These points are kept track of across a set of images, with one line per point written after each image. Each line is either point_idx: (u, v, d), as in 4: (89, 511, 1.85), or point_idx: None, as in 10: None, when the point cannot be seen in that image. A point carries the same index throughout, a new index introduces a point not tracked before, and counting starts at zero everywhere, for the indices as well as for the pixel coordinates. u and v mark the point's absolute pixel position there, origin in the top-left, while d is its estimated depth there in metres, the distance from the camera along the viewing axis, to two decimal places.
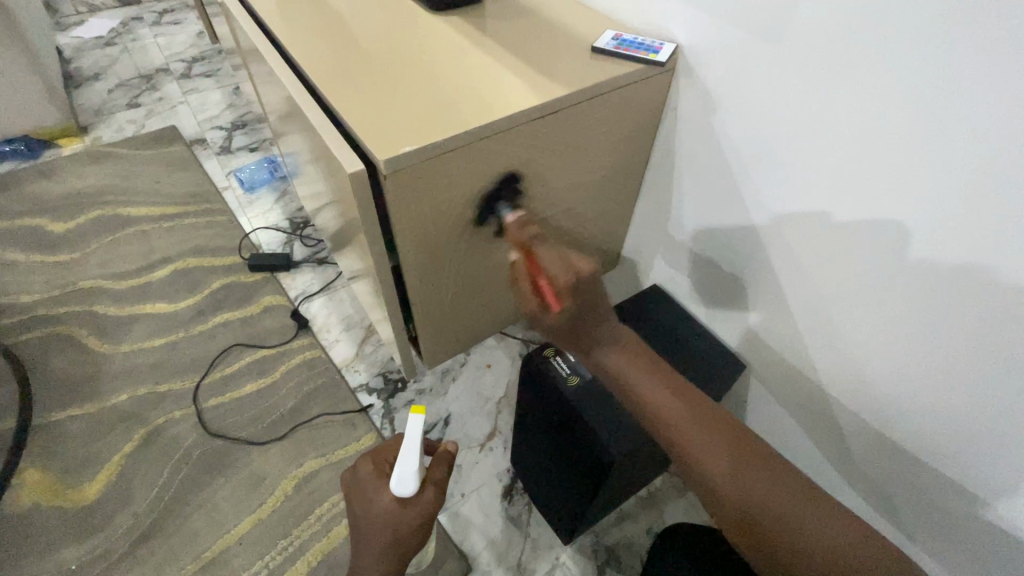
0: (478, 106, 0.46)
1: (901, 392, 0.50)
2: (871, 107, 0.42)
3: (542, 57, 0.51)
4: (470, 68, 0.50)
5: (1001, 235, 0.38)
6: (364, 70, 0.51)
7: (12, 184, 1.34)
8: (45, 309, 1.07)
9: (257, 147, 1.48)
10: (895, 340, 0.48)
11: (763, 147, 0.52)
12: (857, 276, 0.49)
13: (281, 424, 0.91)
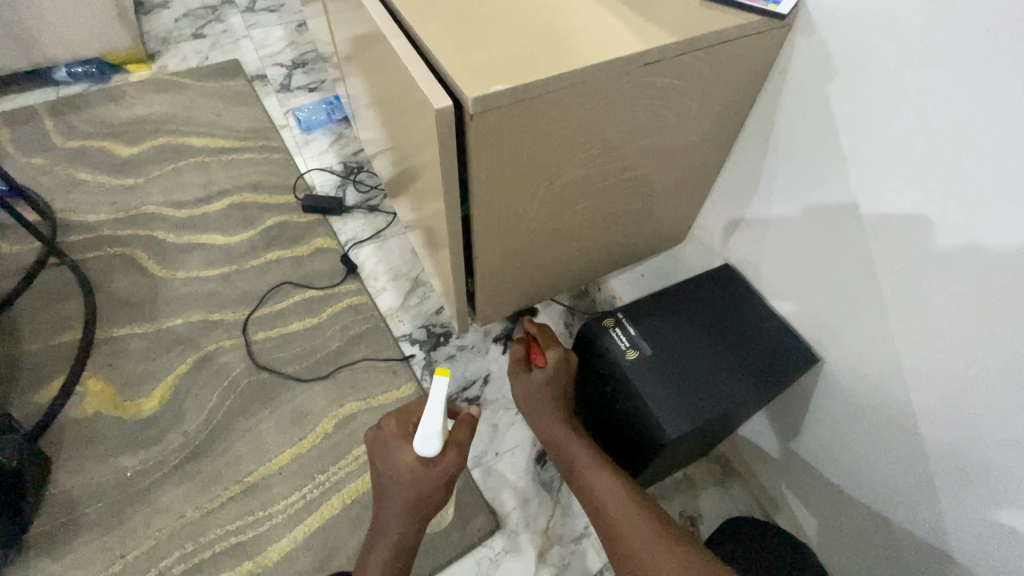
0: (575, 48, 0.42)
1: (962, 409, 0.47)
2: (1001, 104, 0.37)
3: (648, 2, 0.46)
4: (566, 6, 0.46)
5: None
6: (454, 1, 0.47)
7: (84, 106, 1.38)
8: (109, 229, 1.11)
9: (317, 87, 1.48)
10: (963, 355, 0.46)
11: (867, 127, 0.48)
12: (932, 282, 0.47)
13: (325, 363, 0.93)
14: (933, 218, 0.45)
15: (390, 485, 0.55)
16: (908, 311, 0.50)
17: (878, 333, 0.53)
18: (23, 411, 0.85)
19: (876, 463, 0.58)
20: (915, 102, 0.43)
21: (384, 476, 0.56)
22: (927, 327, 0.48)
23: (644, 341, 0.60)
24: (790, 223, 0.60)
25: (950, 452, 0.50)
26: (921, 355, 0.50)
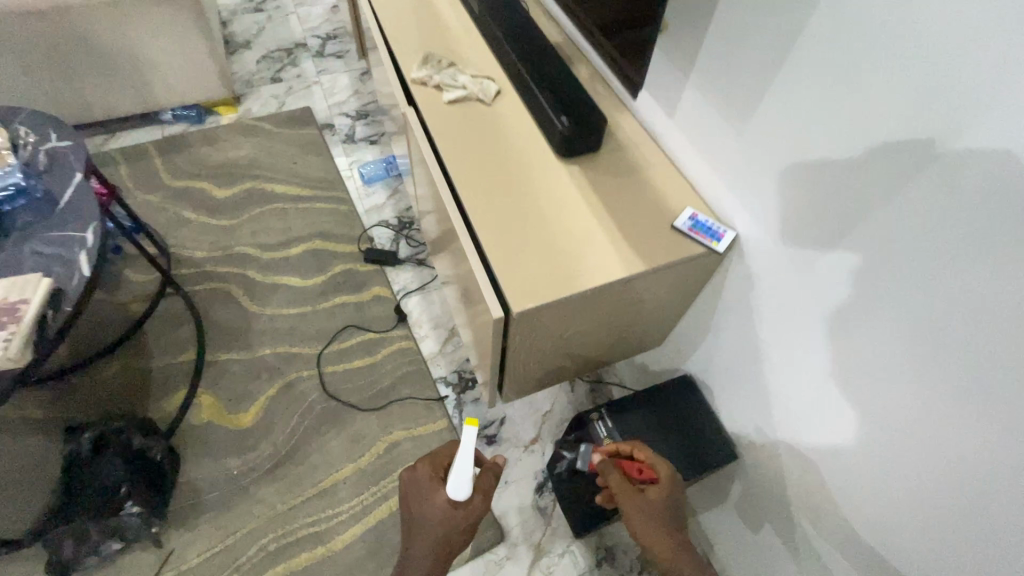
0: (582, 274, 0.67)
1: (843, 526, 0.67)
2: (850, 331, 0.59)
3: (634, 229, 0.70)
4: (581, 232, 0.70)
5: (916, 447, 0.54)
6: (507, 217, 0.72)
7: (184, 147, 1.65)
8: (211, 265, 1.39)
9: (377, 141, 1.72)
10: (840, 488, 0.66)
11: (780, 324, 0.70)
12: (825, 435, 0.67)
13: (379, 396, 1.20)
14: (827, 390, 0.65)
15: (422, 521, 0.80)
16: (811, 447, 0.70)
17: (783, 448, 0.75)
18: (156, 416, 1.14)
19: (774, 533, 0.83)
20: (809, 311, 0.65)
21: (419, 516, 0.80)
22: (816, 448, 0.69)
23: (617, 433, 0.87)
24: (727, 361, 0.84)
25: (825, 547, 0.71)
26: (816, 475, 0.70)
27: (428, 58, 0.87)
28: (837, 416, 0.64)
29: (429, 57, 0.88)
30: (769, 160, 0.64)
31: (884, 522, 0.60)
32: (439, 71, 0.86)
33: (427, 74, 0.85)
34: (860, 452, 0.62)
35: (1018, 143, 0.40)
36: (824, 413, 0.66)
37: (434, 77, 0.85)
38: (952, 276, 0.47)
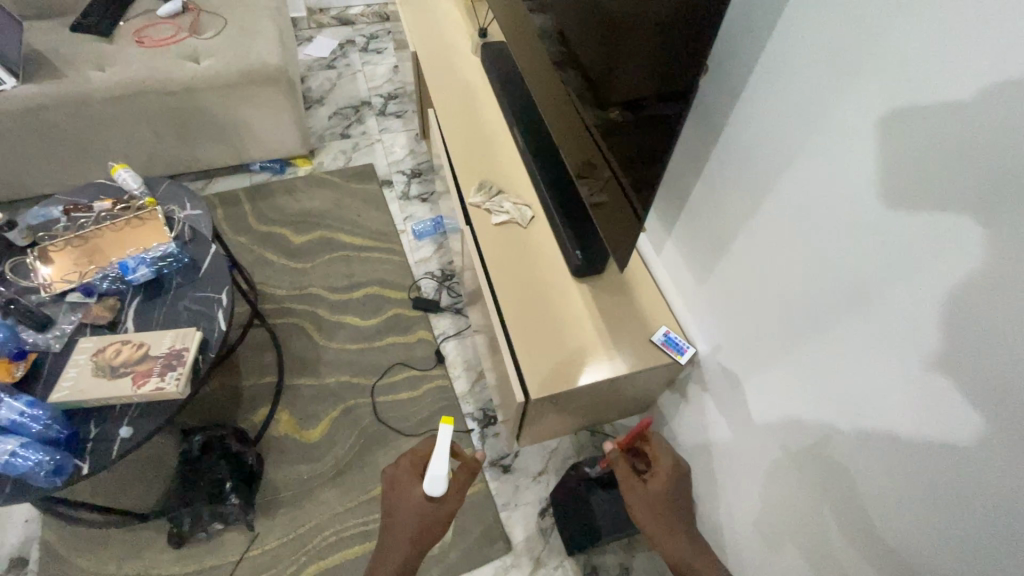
0: (581, 374, 0.96)
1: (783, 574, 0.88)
2: (793, 427, 0.82)
3: (623, 340, 0.99)
4: (584, 340, 0.99)
5: (833, 518, 0.76)
6: (532, 324, 1.01)
7: (268, 195, 1.98)
8: (289, 302, 1.71)
9: (427, 199, 2.03)
10: (783, 543, 0.87)
11: (749, 415, 0.93)
12: (775, 503, 0.89)
13: (419, 425, 1.50)
14: (776, 469, 0.88)
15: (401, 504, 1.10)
16: (766, 511, 0.92)
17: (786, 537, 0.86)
18: (246, 427, 1.45)
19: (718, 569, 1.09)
20: (768, 408, 0.88)
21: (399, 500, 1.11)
22: (814, 531, 0.80)
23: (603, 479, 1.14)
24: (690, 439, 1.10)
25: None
26: (768, 533, 0.91)
27: (483, 186, 1.17)
28: (784, 490, 0.86)
29: (483, 185, 1.17)
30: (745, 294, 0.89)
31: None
32: (490, 198, 1.15)
33: (481, 200, 1.15)
34: (859, 531, 0.72)
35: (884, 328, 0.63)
36: (776, 485, 0.88)
37: (486, 202, 1.15)
38: (853, 376, 0.69)
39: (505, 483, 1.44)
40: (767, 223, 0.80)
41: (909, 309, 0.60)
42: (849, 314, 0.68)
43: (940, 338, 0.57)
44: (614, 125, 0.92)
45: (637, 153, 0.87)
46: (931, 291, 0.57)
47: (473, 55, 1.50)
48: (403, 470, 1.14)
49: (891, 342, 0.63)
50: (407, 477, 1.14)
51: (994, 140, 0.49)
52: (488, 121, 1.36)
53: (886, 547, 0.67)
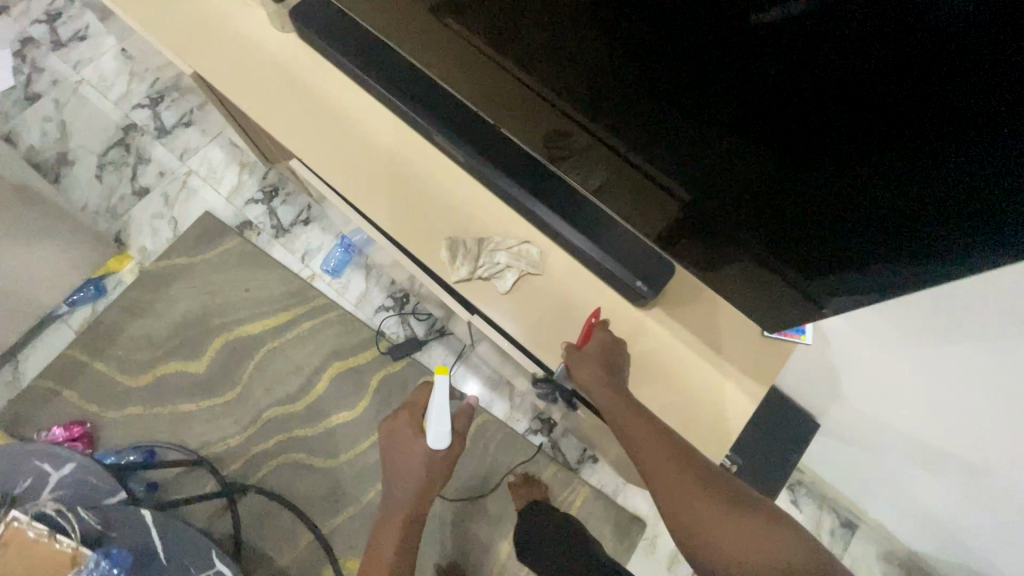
0: (722, 420, 0.78)
1: (876, 472, 1.12)
2: (952, 446, 0.90)
3: (735, 350, 0.80)
4: (698, 376, 0.80)
5: (949, 487, 0.99)
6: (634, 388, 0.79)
7: (113, 333, 1.40)
8: (255, 445, 1.33)
9: (310, 217, 1.53)
10: (883, 466, 1.08)
11: (875, 400, 0.94)
12: (892, 455, 1.03)
13: (492, 475, 1.34)
14: (914, 448, 0.97)
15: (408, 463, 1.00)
16: (875, 448, 1.05)
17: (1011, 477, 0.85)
18: None
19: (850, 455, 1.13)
20: (913, 415, 0.91)
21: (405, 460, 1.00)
22: (931, 480, 1.01)
23: (736, 456, 1.03)
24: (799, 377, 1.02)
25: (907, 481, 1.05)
26: (868, 456, 1.09)
27: (456, 250, 0.81)
28: (915, 458, 0.99)
29: (456, 248, 0.81)
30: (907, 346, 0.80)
31: (910, 487, 1.08)
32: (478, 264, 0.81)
33: (470, 273, 0.80)
34: (977, 505, 0.97)
35: None
36: (900, 451, 1.00)
37: (475, 274, 0.81)
38: None
39: (603, 472, 1.37)
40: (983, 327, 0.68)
41: None
42: None
43: None
44: (604, 75, 0.58)
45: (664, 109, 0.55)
46: None
47: (282, 31, 0.95)
48: (400, 426, 1.03)
49: None
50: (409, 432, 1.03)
51: None
52: (378, 131, 0.92)
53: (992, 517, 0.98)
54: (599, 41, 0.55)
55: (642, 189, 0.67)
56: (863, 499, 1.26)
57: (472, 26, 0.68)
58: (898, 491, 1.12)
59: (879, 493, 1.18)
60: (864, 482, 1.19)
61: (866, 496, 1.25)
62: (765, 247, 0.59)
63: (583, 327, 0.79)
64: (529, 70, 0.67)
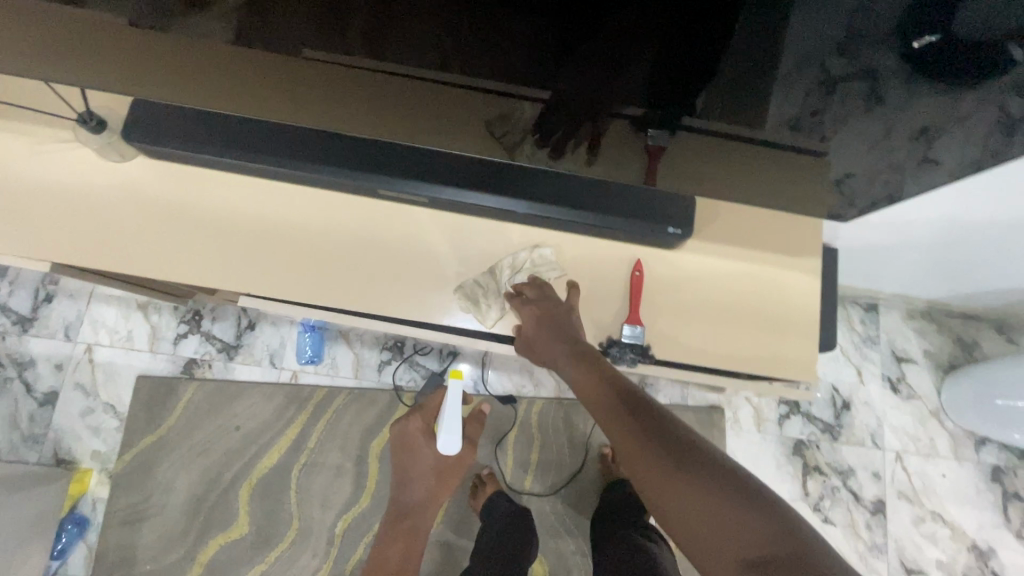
0: (801, 309, 0.77)
1: (879, 269, 1.24)
2: (947, 242, 1.03)
3: (776, 239, 0.78)
4: (759, 281, 0.77)
5: (937, 263, 1.16)
6: (711, 321, 0.76)
7: (128, 551, 1.23)
8: (347, 562, 1.24)
9: (252, 320, 1.35)
10: (886, 265, 1.21)
11: (882, 227, 1.02)
12: (892, 257, 1.16)
13: (576, 450, 1.33)
14: (913, 249, 1.10)
15: (416, 454, 0.98)
16: (879, 255, 1.16)
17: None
18: None
19: (862, 260, 1.20)
20: (917, 231, 1.01)
21: (416, 462, 0.98)
22: (927, 260, 1.15)
23: None
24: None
25: (908, 266, 1.19)
26: (872, 262, 1.20)
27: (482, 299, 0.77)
28: (913, 253, 1.12)
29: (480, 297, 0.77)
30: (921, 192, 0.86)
31: (906, 270, 1.22)
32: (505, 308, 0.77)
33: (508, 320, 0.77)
34: (962, 267, 1.15)
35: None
36: (899, 252, 1.13)
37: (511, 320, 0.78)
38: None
39: (666, 388, 1.38)
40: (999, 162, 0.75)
41: None
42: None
43: None
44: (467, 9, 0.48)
45: (544, 16, 0.47)
46: None
47: (124, 159, 0.76)
48: (412, 428, 0.96)
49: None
50: (418, 434, 0.97)
51: None
52: (308, 215, 0.78)
53: (970, 271, 1.17)
54: None
55: (551, 118, 0.60)
56: (867, 291, 1.41)
57: (301, 42, 0.54)
58: (894, 276, 1.27)
59: (892, 278, 1.29)
60: (868, 279, 1.31)
61: (881, 284, 1.35)
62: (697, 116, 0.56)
63: (630, 285, 0.76)
64: (391, 57, 0.55)
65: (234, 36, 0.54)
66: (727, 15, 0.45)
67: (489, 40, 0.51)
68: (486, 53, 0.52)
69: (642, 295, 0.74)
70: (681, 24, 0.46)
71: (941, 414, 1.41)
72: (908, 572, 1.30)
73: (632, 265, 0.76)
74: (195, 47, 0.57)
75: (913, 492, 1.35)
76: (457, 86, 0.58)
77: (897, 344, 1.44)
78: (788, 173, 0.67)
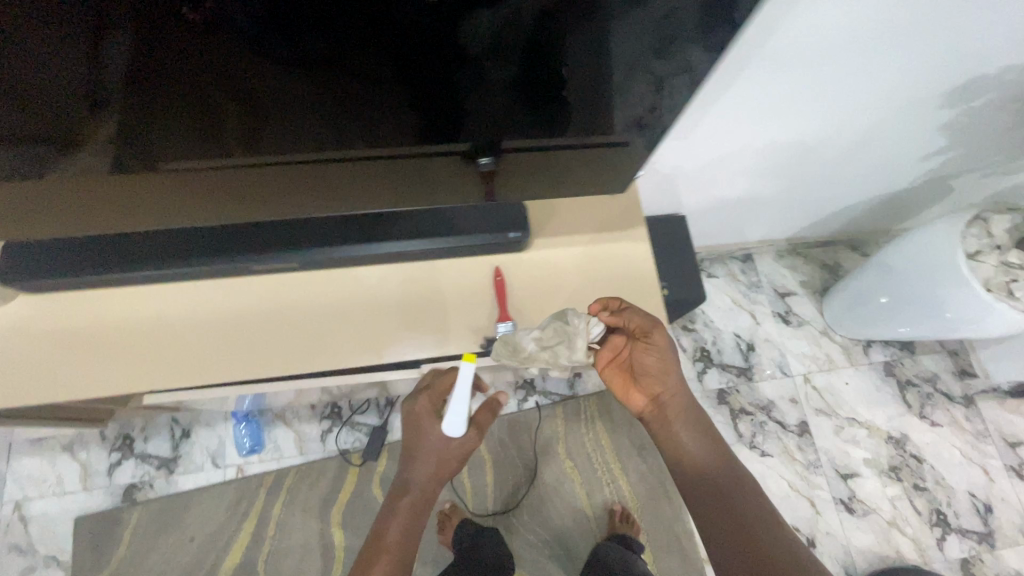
0: (641, 271, 0.91)
1: (729, 224, 1.42)
2: (763, 190, 1.22)
3: (606, 220, 0.92)
4: (601, 258, 0.91)
5: (768, 208, 1.35)
6: (571, 300, 0.89)
7: None
8: None
9: (185, 427, 1.36)
10: (732, 220, 1.39)
11: (706, 194, 1.20)
12: (732, 211, 1.34)
13: (526, 458, 1.40)
14: (742, 201, 1.28)
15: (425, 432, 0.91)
16: (722, 212, 1.34)
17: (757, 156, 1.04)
18: None
19: (710, 220, 1.38)
20: (734, 187, 1.19)
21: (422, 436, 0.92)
22: (759, 206, 1.34)
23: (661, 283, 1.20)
24: (651, 196, 1.18)
25: (748, 216, 1.38)
26: (720, 220, 1.38)
27: (572, 333, 0.78)
28: (747, 204, 1.31)
29: (563, 333, 0.79)
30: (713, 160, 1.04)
31: (751, 219, 1.41)
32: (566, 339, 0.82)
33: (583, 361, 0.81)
34: (790, 205, 1.35)
35: (848, 165, 1.14)
36: (735, 207, 1.31)
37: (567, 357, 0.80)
38: (825, 174, 1.18)
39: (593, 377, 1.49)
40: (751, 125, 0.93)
41: (864, 158, 1.12)
42: (822, 162, 1.11)
43: (891, 164, 1.16)
44: (312, 101, 0.56)
45: (376, 94, 0.56)
46: (893, 155, 1.11)
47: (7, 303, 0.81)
48: (419, 406, 0.91)
49: (856, 165, 1.15)
50: (427, 411, 0.91)
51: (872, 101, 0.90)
52: (198, 306, 0.85)
53: (797, 207, 1.38)
54: (327, 96, 0.55)
55: (417, 172, 0.72)
56: (735, 244, 1.59)
57: (181, 156, 0.61)
58: (745, 227, 1.46)
59: (745, 229, 1.47)
60: (727, 234, 1.50)
61: (742, 237, 1.54)
62: (529, 148, 0.71)
63: (495, 290, 0.87)
64: (263, 149, 0.63)
65: (118, 164, 0.61)
66: (529, 92, 0.60)
67: (337, 119, 0.59)
68: (340, 128, 0.61)
69: (506, 294, 0.85)
70: (500, 101, 0.61)
71: (830, 331, 1.59)
72: (843, 477, 1.44)
73: (493, 271, 0.88)
74: (79, 183, 0.63)
75: (827, 406, 1.51)
76: (323, 159, 0.66)
77: (776, 282, 1.62)
78: (585, 175, 0.81)
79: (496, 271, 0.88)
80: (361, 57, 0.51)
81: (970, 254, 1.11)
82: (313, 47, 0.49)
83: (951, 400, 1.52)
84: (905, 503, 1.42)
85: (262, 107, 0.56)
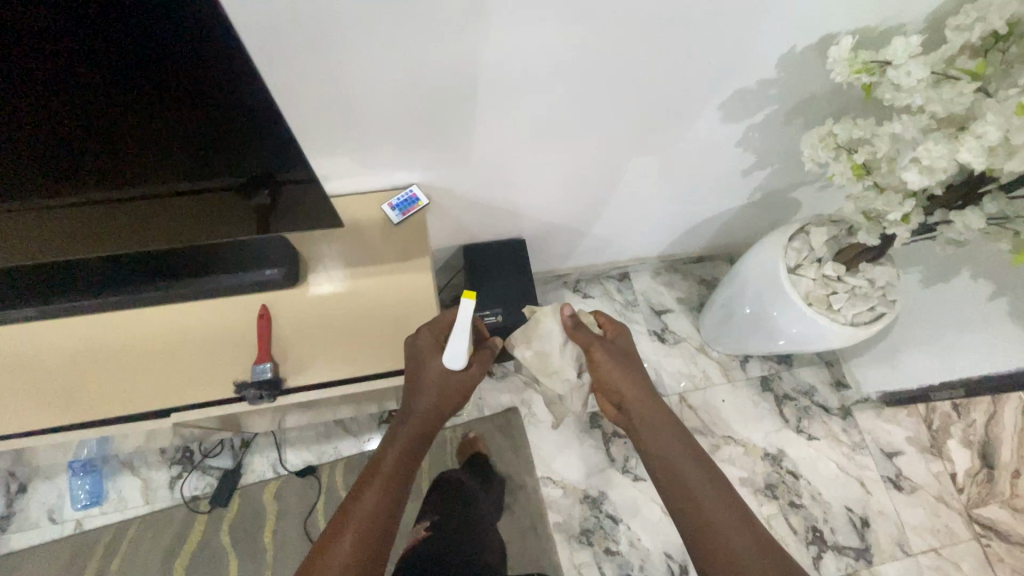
0: (422, 304, 0.89)
1: (587, 251, 1.41)
2: (595, 215, 1.21)
3: (389, 254, 0.91)
4: (380, 293, 0.89)
5: (618, 234, 1.33)
6: (346, 336, 0.86)
7: None
8: None
9: (21, 482, 1.29)
10: (585, 249, 1.38)
11: (535, 219, 1.18)
12: (580, 240, 1.32)
13: None
14: (582, 228, 1.26)
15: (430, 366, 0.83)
16: (571, 240, 1.32)
17: (506, 178, 1.01)
18: None
19: (562, 250, 1.36)
20: (562, 213, 1.18)
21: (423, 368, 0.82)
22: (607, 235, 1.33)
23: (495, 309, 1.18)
24: (479, 225, 1.17)
25: (602, 242, 1.36)
26: (573, 248, 1.36)
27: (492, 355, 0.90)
28: (591, 231, 1.29)
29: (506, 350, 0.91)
30: (513, 181, 1.02)
31: (608, 247, 1.40)
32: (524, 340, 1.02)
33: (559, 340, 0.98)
34: (640, 230, 1.34)
35: (668, 187, 1.14)
36: (579, 236, 1.30)
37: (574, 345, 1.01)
38: (653, 196, 1.17)
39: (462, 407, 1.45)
40: (529, 138, 0.91)
41: (680, 181, 1.12)
42: (635, 184, 1.11)
43: (716, 182, 1.15)
44: (79, 142, 0.56)
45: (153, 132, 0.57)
46: (708, 175, 1.11)
47: None
48: (425, 340, 0.83)
49: (678, 188, 1.15)
50: (430, 346, 0.83)
51: (646, 111, 0.88)
52: None
53: (650, 232, 1.36)
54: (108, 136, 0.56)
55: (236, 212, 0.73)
56: (606, 267, 1.57)
57: None
58: (607, 252, 1.43)
59: (608, 253, 1.45)
60: (591, 260, 1.49)
61: (611, 259, 1.52)
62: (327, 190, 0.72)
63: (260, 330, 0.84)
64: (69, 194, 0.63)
65: None
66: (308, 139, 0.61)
67: (131, 159, 0.60)
68: (137, 170, 0.61)
69: (266, 334, 0.82)
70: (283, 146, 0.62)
71: (707, 348, 1.57)
72: None
73: (261, 307, 0.85)
74: None
75: (703, 425, 1.48)
76: (128, 201, 0.66)
77: (653, 300, 1.61)
78: (328, 219, 0.79)
79: (263, 309, 0.85)
80: (115, 96, 0.52)
81: (791, 268, 1.10)
82: (58, 85, 0.50)
83: (829, 412, 1.50)
84: (781, 522, 1.39)
85: (59, 147, 0.56)
